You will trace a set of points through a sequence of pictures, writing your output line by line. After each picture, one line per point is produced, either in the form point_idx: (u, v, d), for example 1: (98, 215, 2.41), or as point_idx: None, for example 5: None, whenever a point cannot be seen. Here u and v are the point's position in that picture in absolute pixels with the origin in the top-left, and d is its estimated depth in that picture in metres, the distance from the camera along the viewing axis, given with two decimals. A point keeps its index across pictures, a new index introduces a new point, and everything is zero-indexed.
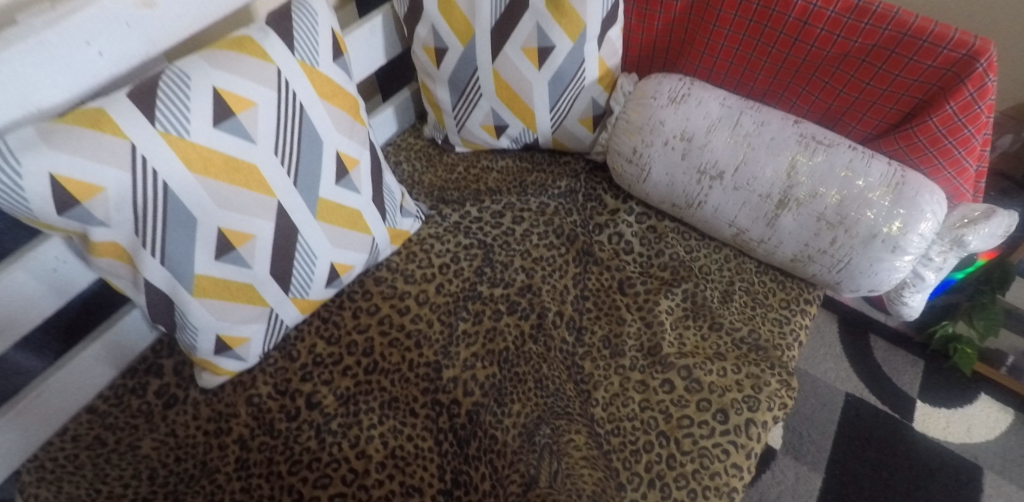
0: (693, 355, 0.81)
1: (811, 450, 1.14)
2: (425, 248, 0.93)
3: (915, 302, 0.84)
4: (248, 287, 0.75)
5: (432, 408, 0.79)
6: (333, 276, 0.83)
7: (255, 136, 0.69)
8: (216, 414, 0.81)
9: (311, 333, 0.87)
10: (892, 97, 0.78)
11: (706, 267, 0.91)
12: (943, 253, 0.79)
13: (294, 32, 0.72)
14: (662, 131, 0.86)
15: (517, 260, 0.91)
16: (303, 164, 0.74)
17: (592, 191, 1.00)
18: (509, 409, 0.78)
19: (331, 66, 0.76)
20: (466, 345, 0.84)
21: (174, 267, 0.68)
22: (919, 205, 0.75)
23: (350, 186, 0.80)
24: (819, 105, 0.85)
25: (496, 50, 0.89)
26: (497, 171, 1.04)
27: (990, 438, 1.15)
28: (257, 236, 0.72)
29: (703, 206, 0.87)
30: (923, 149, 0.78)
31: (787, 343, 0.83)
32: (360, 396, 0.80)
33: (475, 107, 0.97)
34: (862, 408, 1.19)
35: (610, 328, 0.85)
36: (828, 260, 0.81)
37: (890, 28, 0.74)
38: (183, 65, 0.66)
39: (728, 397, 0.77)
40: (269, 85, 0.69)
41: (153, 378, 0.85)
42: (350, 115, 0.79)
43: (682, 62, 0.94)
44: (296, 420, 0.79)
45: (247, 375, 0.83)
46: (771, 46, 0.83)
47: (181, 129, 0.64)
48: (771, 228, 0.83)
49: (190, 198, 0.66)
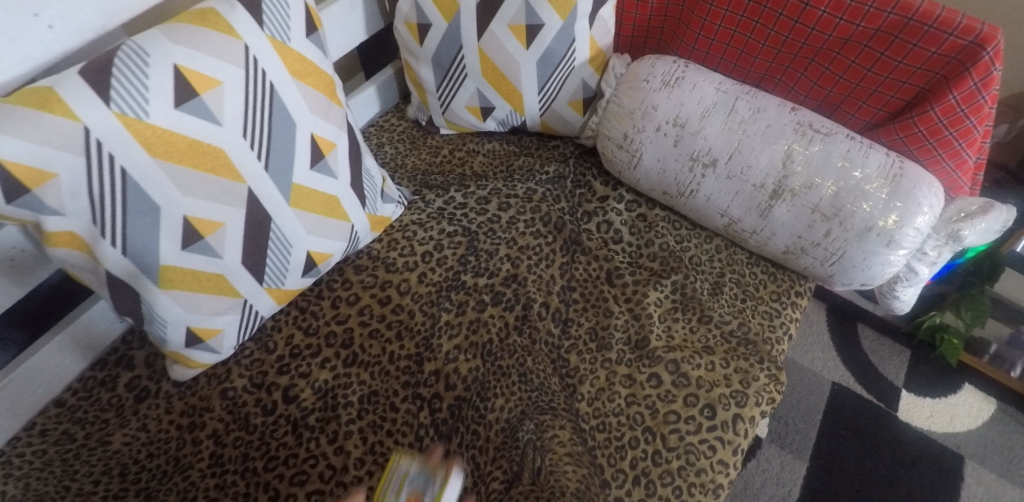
0: (682, 349, 0.79)
1: (796, 439, 1.14)
2: (407, 235, 0.90)
3: (907, 296, 0.83)
4: (218, 277, 0.71)
5: (413, 403, 0.77)
6: (310, 265, 0.80)
7: (222, 118, 0.64)
8: (190, 408, 0.78)
9: (288, 323, 0.84)
10: (893, 85, 0.75)
11: (696, 258, 0.88)
12: (938, 247, 0.77)
13: (263, 5, 0.67)
14: (654, 116, 0.83)
15: (503, 248, 0.88)
16: (275, 148, 0.70)
17: (580, 177, 0.96)
18: (492, 404, 0.76)
19: (304, 42, 0.71)
20: (448, 337, 0.81)
21: (137, 258, 0.64)
22: (915, 198, 0.72)
23: (326, 171, 0.76)
24: (818, 92, 0.81)
25: (482, 28, 0.85)
26: (483, 154, 1.00)
27: (972, 427, 1.15)
28: (227, 224, 0.69)
29: (695, 195, 0.84)
30: (923, 140, 0.75)
31: (776, 336, 0.82)
32: (338, 390, 0.78)
33: (460, 88, 0.92)
34: (848, 397, 1.19)
35: (598, 321, 0.83)
36: (822, 253, 0.79)
37: (895, 12, 0.70)
38: (140, 39, 0.61)
39: (716, 392, 0.75)
40: (236, 62, 0.65)
41: (124, 370, 0.82)
42: (325, 95, 0.74)
43: (676, 44, 0.90)
44: (272, 415, 0.76)
45: (222, 367, 0.80)
46: (770, 28, 0.79)
47: (139, 110, 0.59)
48: (765, 220, 0.80)
49: (151, 185, 0.62)
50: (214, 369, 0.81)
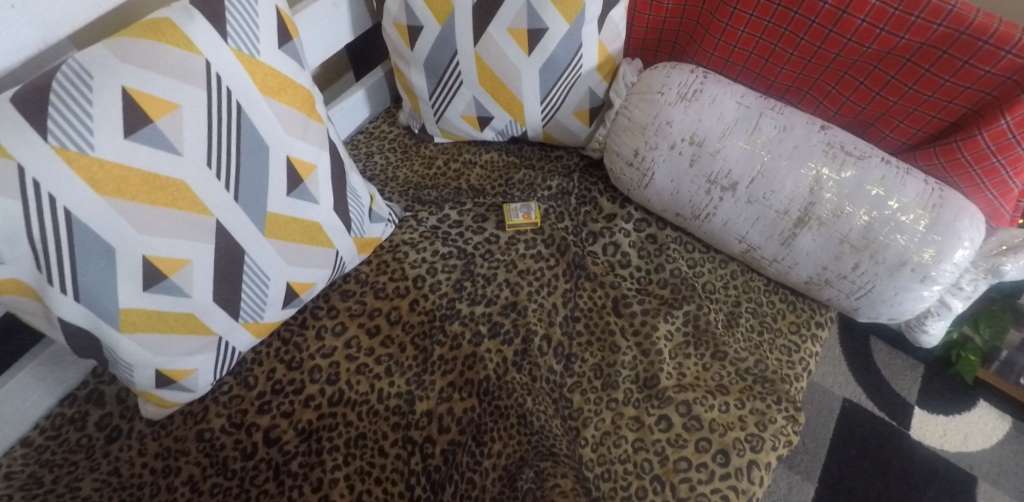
0: (694, 388, 0.73)
1: (805, 459, 1.06)
2: (397, 257, 0.83)
3: (936, 330, 0.77)
4: (188, 316, 0.64)
5: (403, 447, 0.71)
6: (292, 296, 0.73)
7: (181, 146, 0.57)
8: (164, 450, 0.72)
9: (270, 356, 0.77)
10: (937, 105, 0.68)
11: (709, 284, 0.82)
12: (974, 282, 0.70)
13: (227, 13, 0.58)
14: (669, 133, 0.75)
15: (501, 273, 0.81)
16: (246, 176, 0.62)
17: (585, 193, 0.89)
18: (489, 449, 0.70)
19: (276, 55, 0.63)
20: (442, 373, 0.75)
21: (93, 304, 0.57)
22: (956, 231, 0.65)
23: (306, 196, 0.68)
24: (850, 108, 0.74)
25: (479, 31, 0.77)
26: (480, 166, 0.92)
27: (986, 446, 1.07)
28: (195, 261, 0.61)
29: (711, 218, 0.77)
30: (966, 167, 0.68)
31: (796, 373, 0.75)
32: (323, 432, 0.72)
33: (455, 96, 0.84)
34: (860, 415, 1.11)
35: (603, 357, 0.76)
36: (848, 285, 0.72)
37: (946, 24, 0.62)
38: (85, 57, 0.53)
39: (730, 436, 0.68)
40: (197, 83, 0.57)
41: (94, 407, 0.75)
42: (303, 112, 0.66)
43: (693, 49, 0.82)
44: (252, 459, 0.70)
45: (198, 404, 0.74)
46: (800, 36, 0.72)
47: (83, 143, 0.52)
48: (787, 248, 0.73)
49: (102, 225, 0.55)
50: (191, 406, 0.75)
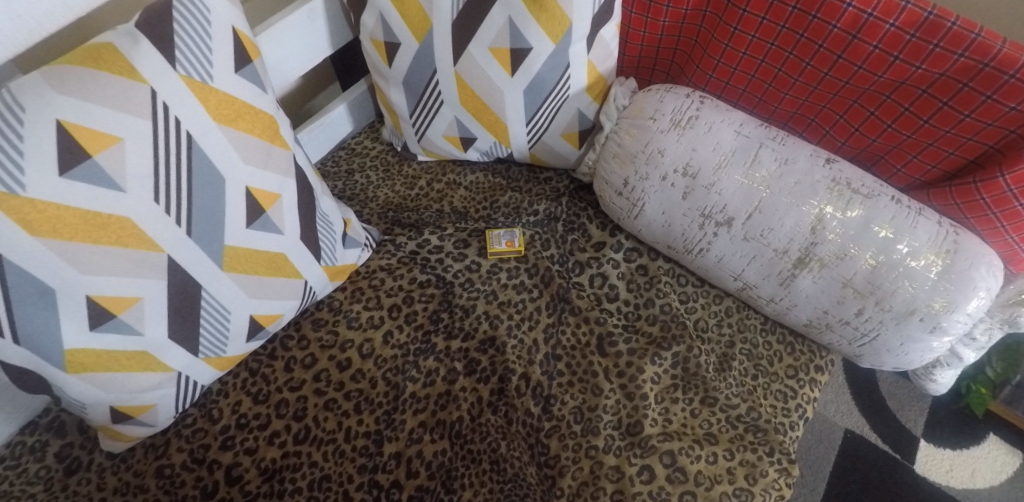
0: (680, 437, 0.67)
1: (804, 494, 0.97)
2: (373, 284, 0.79)
3: (944, 379, 0.72)
4: (141, 355, 0.60)
5: (368, 492, 0.66)
6: (256, 329, 0.69)
7: (124, 182, 0.54)
8: (123, 486, 0.67)
9: (236, 388, 0.73)
10: (954, 141, 0.62)
11: (702, 322, 0.77)
12: (988, 332, 0.64)
13: (176, 38, 0.55)
14: (661, 162, 0.70)
15: (481, 304, 0.77)
16: (200, 210, 0.59)
17: (574, 219, 0.84)
18: (458, 497, 0.66)
19: (232, 79, 0.59)
20: (413, 411, 0.71)
21: (33, 347, 0.54)
22: (971, 281, 0.59)
23: (268, 227, 0.64)
24: (859, 139, 0.69)
25: (459, 50, 0.72)
26: (465, 187, 0.88)
27: (994, 484, 0.98)
28: (145, 299, 0.58)
29: (705, 254, 0.72)
30: (985, 209, 0.62)
31: (791, 421, 0.70)
32: (286, 473, 0.67)
33: (436, 115, 0.80)
34: (862, 448, 1.01)
35: (584, 399, 0.71)
36: (850, 332, 0.66)
37: (967, 54, 0.56)
38: (18, 88, 0.49)
39: (717, 491, 0.63)
40: (141, 114, 0.53)
41: (54, 437, 0.70)
42: (264, 139, 0.62)
43: (692, 70, 0.77)
44: (212, 499, 0.66)
45: (160, 437, 0.70)
46: (806, 61, 0.66)
47: (14, 183, 0.48)
48: (785, 289, 0.68)
49: (40, 266, 0.51)
50: (152, 438, 0.70)
